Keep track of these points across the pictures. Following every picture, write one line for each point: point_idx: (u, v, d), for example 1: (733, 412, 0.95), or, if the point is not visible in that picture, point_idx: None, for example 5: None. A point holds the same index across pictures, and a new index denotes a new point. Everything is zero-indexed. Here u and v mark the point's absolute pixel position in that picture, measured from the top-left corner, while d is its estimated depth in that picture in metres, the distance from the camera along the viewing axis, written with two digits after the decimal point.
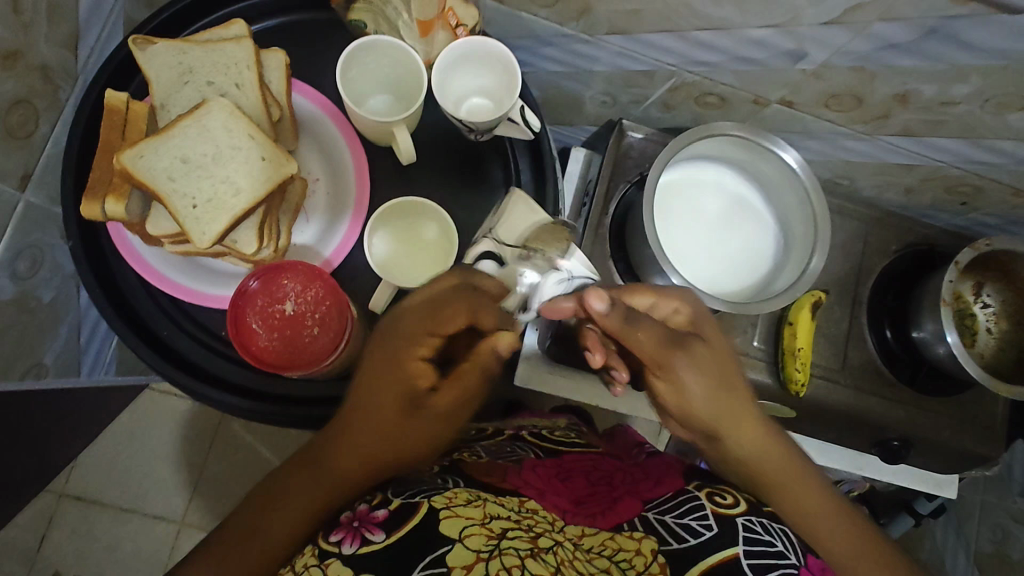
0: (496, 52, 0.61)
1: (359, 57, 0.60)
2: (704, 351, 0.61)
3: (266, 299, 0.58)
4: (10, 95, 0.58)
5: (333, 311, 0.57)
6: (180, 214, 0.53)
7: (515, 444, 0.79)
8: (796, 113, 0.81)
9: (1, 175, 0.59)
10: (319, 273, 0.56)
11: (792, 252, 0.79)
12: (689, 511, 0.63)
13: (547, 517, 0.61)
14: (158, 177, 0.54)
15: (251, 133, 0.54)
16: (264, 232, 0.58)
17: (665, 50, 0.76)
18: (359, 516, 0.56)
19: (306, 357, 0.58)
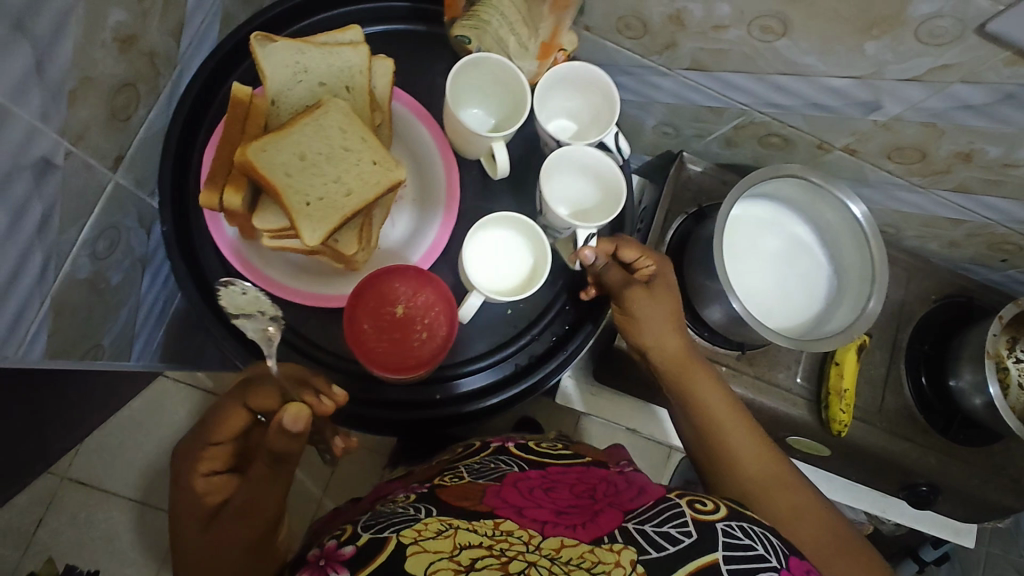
0: (603, 87, 0.64)
1: (466, 72, 0.62)
2: (656, 297, 0.66)
3: (379, 302, 0.61)
4: (119, 78, 0.58)
5: (442, 316, 0.61)
6: (296, 210, 0.56)
7: (496, 458, 0.77)
8: (858, 161, 0.84)
9: (99, 155, 0.59)
10: (431, 277, 0.61)
11: (847, 294, 0.81)
12: (670, 519, 0.55)
13: (519, 538, 0.54)
14: (277, 172, 0.56)
15: (365, 135, 0.58)
16: (363, 235, 0.60)
17: (741, 90, 0.78)
18: (326, 554, 0.58)
19: (413, 359, 0.60)
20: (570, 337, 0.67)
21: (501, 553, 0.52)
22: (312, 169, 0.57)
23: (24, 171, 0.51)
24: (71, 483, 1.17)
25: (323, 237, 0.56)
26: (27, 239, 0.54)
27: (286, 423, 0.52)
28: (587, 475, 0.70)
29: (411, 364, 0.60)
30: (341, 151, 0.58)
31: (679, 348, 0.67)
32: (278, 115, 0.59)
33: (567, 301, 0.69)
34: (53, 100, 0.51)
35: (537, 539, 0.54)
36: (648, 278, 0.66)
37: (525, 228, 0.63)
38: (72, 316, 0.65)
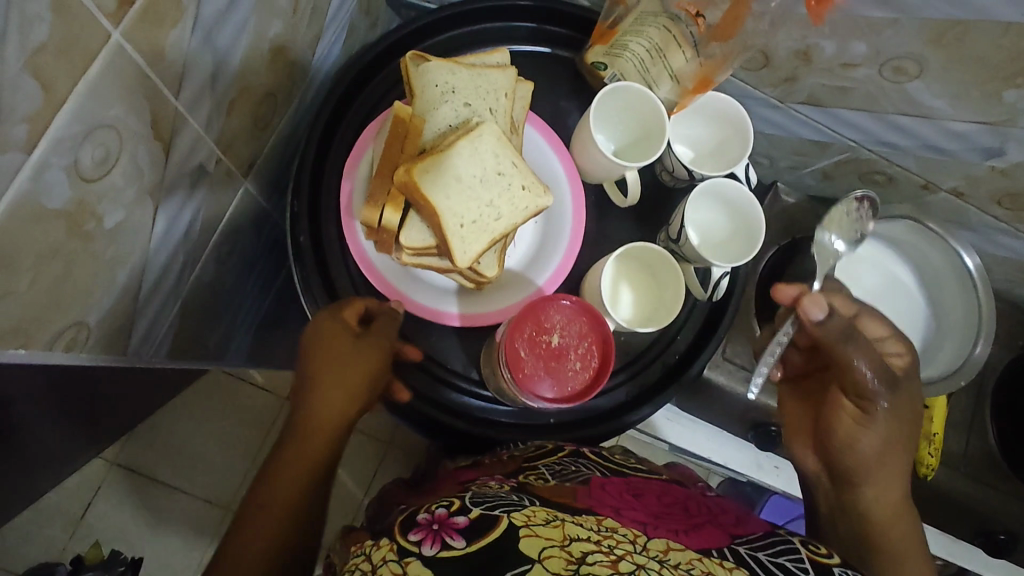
0: (738, 121, 0.64)
1: (606, 104, 0.63)
2: (902, 397, 0.60)
3: (535, 328, 0.56)
4: (266, 87, 0.58)
5: (595, 347, 0.57)
6: (452, 232, 0.57)
7: (576, 461, 0.62)
8: (962, 203, 0.83)
9: (239, 163, 0.60)
10: (588, 309, 0.57)
11: (948, 338, 0.80)
12: (781, 552, 0.51)
13: (625, 536, 0.49)
14: (437, 193, 0.57)
15: (515, 160, 0.59)
16: (500, 258, 0.63)
17: (854, 126, 0.77)
18: (437, 520, 0.50)
19: (564, 391, 0.56)
20: (684, 367, 0.67)
21: (611, 550, 0.46)
22: (467, 190, 0.58)
23: (184, 177, 0.51)
24: (118, 469, 1.18)
25: (471, 259, 0.58)
26: (175, 243, 0.55)
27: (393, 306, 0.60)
28: (671, 492, 0.62)
29: (561, 397, 0.56)
30: (495, 174, 0.59)
31: (894, 451, 0.59)
32: (431, 135, 0.60)
33: (680, 331, 0.67)
34: (217, 109, 0.51)
35: (643, 539, 0.50)
36: (901, 370, 0.61)
37: (657, 260, 0.62)
38: (191, 317, 0.65)
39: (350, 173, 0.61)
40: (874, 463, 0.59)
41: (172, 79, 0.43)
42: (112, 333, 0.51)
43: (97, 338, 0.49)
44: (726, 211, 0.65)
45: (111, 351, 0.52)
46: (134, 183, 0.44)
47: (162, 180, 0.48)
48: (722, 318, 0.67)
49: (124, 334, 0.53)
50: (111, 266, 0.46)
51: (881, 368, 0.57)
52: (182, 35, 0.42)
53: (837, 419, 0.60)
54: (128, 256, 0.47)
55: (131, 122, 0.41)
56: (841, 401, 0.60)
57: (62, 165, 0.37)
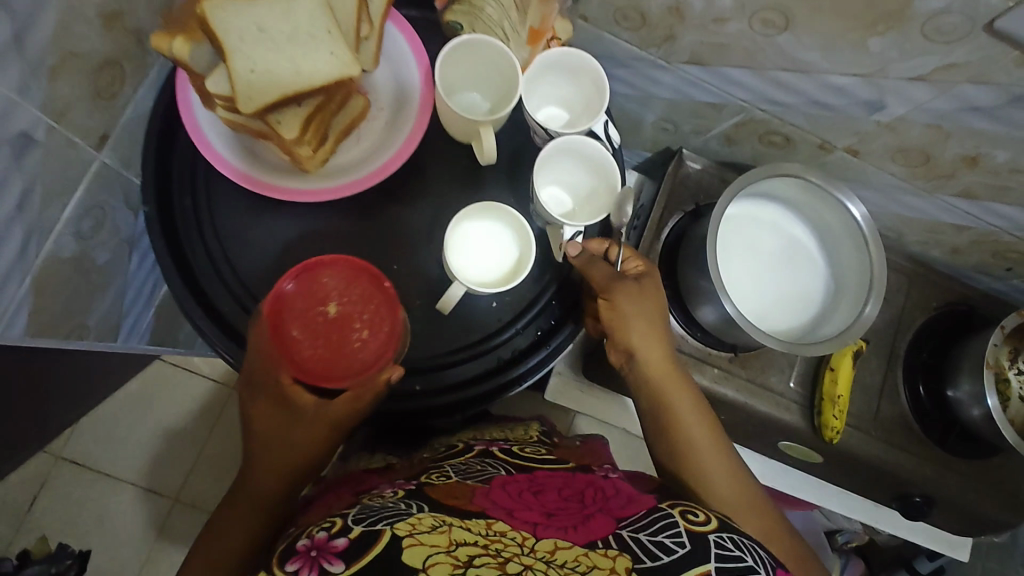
0: (594, 76, 0.63)
1: (455, 58, 0.60)
2: (640, 293, 0.63)
3: (308, 302, 0.60)
4: (104, 55, 0.57)
5: (382, 308, 0.60)
6: (234, 73, 0.51)
7: (482, 461, 0.65)
8: (860, 162, 0.82)
9: (82, 133, 0.59)
10: (362, 268, 0.60)
11: (844, 299, 0.79)
12: (663, 527, 0.48)
13: (513, 539, 0.45)
14: (230, 36, 0.51)
15: (329, 27, 0.54)
16: (310, 126, 0.56)
17: (742, 86, 0.76)
18: (317, 545, 0.48)
19: (355, 363, 0.60)
20: (555, 332, 0.66)
21: (497, 553, 0.43)
22: (268, 43, 0.52)
23: (4, 144, 0.50)
24: (63, 462, 1.11)
25: (259, 111, 0.52)
26: (8, 215, 0.53)
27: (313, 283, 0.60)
28: (577, 481, 0.59)
29: (352, 370, 0.60)
30: (304, 34, 0.53)
31: (655, 337, 0.63)
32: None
33: (555, 297, 0.67)
34: (33, 73, 0.50)
35: (531, 541, 0.45)
36: (639, 274, 0.64)
37: (509, 218, 0.62)
38: (55, 295, 0.64)
39: (195, 129, 0.60)
40: (641, 343, 0.63)
41: None
42: None
43: None
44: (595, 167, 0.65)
45: None
46: None
47: None
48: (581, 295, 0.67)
49: None
50: None
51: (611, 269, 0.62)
52: None
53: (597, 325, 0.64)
54: None
55: None
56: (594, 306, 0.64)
57: None
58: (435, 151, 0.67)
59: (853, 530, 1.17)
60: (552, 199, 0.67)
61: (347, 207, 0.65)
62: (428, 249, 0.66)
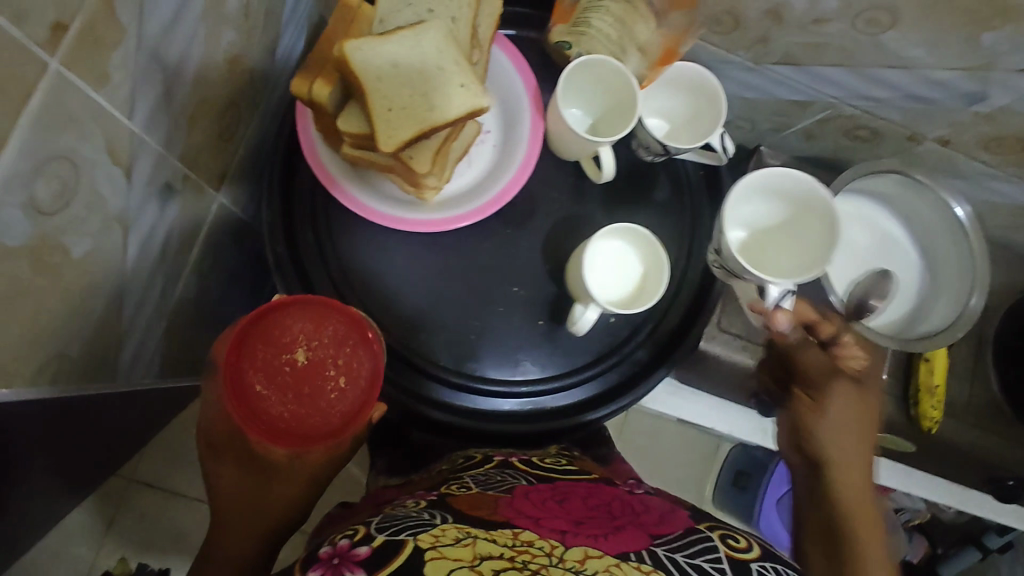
0: (710, 92, 0.62)
1: (573, 78, 0.61)
2: (855, 393, 0.57)
3: (273, 350, 0.50)
4: (228, 98, 0.58)
5: (359, 350, 0.52)
6: (376, 113, 0.51)
7: (503, 472, 0.61)
8: (949, 152, 0.81)
9: (207, 177, 0.59)
10: (333, 306, 0.52)
11: (942, 290, 0.79)
12: (702, 551, 0.48)
13: (542, 548, 0.44)
14: (368, 74, 0.51)
15: (458, 58, 0.54)
16: (438, 158, 0.57)
17: (834, 83, 0.75)
18: (339, 553, 0.45)
19: (333, 419, 0.51)
20: (671, 347, 0.67)
21: (523, 564, 0.41)
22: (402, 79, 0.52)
23: (152, 197, 0.51)
24: (139, 485, 1.00)
25: (397, 147, 0.52)
26: (150, 265, 0.54)
27: (277, 327, 0.51)
28: (603, 494, 0.58)
29: (328, 428, 0.51)
30: (435, 68, 0.53)
31: (859, 456, 0.56)
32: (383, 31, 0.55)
33: (668, 306, 0.68)
34: (176, 125, 0.51)
35: (559, 550, 0.44)
36: (860, 376, 0.58)
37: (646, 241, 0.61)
38: (179, 336, 0.65)
39: (321, 169, 0.60)
40: (835, 442, 0.56)
41: (122, 102, 0.43)
42: (95, 356, 0.52)
43: (82, 364, 0.50)
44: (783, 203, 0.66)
45: (92, 373, 0.53)
46: (98, 211, 0.44)
47: (129, 202, 0.48)
48: (690, 329, 0.67)
49: (108, 356, 0.54)
50: (83, 296, 0.46)
51: (825, 360, 0.58)
52: (127, 57, 0.41)
53: (795, 409, 0.59)
54: (101, 282, 0.47)
55: (85, 151, 0.41)
56: (799, 396, 0.59)
57: (14, 203, 0.36)
58: (542, 170, 0.68)
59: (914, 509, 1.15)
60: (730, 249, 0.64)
61: (462, 233, 0.66)
62: (543, 269, 0.66)
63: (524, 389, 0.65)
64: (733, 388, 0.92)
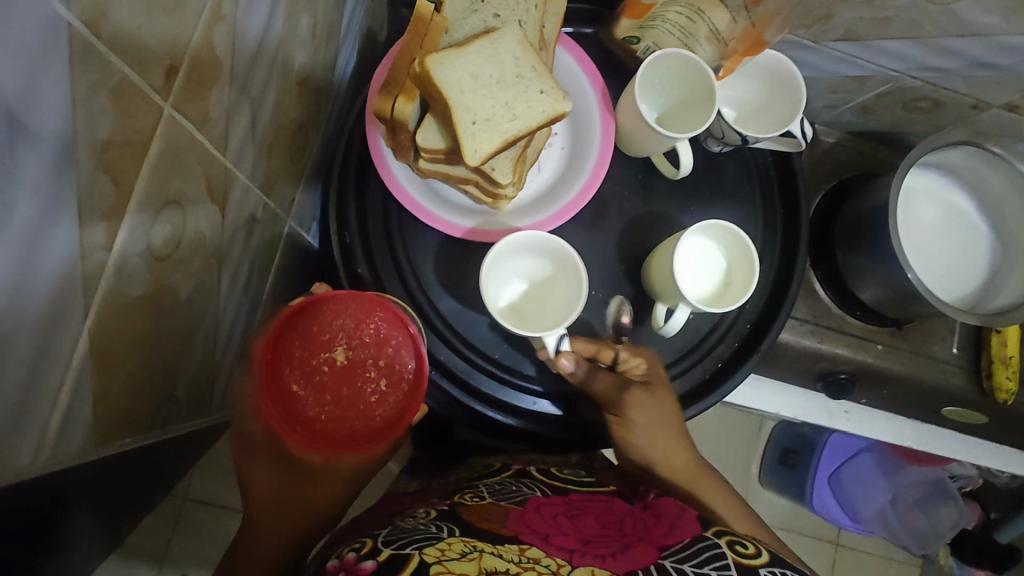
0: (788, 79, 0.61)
1: (649, 74, 0.59)
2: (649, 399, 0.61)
3: (311, 348, 0.49)
4: (297, 121, 0.57)
5: (399, 350, 0.50)
6: (461, 127, 0.50)
7: (518, 481, 0.61)
8: (1017, 118, 0.78)
9: (281, 201, 0.59)
10: (376, 304, 0.50)
11: (1019, 261, 0.77)
12: (709, 559, 0.45)
13: (549, 566, 0.41)
14: (450, 88, 0.50)
15: (535, 64, 0.52)
16: (516, 166, 0.56)
17: (897, 57, 0.73)
18: (345, 567, 0.46)
19: (372, 421, 0.49)
20: (759, 338, 0.65)
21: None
22: (483, 89, 0.51)
23: (239, 229, 0.50)
24: (192, 502, 0.94)
25: (483, 161, 0.51)
26: (238, 296, 0.54)
27: (316, 326, 0.50)
28: (613, 506, 0.57)
29: (367, 431, 0.49)
30: (513, 76, 0.52)
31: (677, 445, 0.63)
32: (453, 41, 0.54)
33: (751, 299, 0.66)
34: (258, 154, 0.50)
35: (567, 569, 0.41)
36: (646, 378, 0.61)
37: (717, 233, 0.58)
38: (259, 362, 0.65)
39: (395, 185, 0.59)
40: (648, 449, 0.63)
41: (218, 139, 0.42)
42: (195, 393, 0.51)
43: (186, 402, 0.50)
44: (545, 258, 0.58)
45: (193, 410, 0.53)
46: (200, 250, 0.43)
47: (223, 237, 0.47)
48: (771, 327, 0.65)
49: (205, 391, 0.54)
50: (188, 336, 0.46)
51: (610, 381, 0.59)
52: (222, 91, 0.40)
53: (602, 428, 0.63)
54: (202, 319, 0.47)
55: (191, 193, 0.40)
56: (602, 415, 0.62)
57: (137, 254, 0.36)
58: (612, 169, 0.66)
59: (967, 475, 1.15)
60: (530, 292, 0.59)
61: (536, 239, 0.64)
62: (620, 270, 0.65)
63: None
64: (800, 372, 0.91)
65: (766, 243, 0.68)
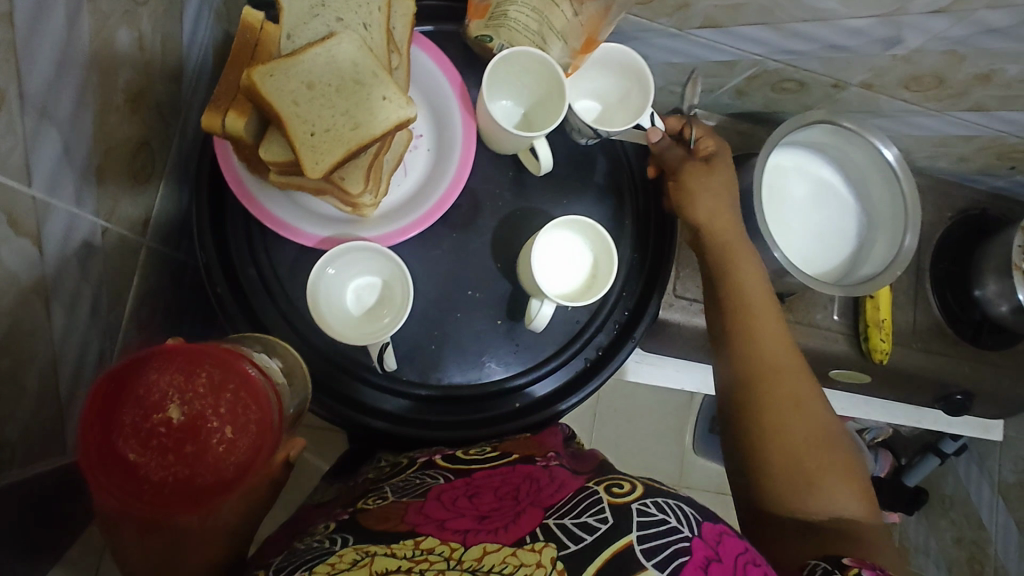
0: (636, 73, 0.62)
1: (498, 72, 0.60)
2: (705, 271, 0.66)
3: (133, 411, 0.40)
4: (135, 138, 0.54)
5: (242, 393, 0.44)
6: (298, 140, 0.49)
7: (424, 472, 0.58)
8: (873, 94, 0.83)
9: (129, 223, 0.56)
10: (206, 350, 0.43)
11: (880, 231, 0.82)
12: (586, 507, 0.45)
13: (441, 553, 0.42)
14: (284, 100, 0.50)
15: (377, 70, 0.52)
16: (370, 173, 0.56)
17: (756, 41, 0.75)
18: None
19: (226, 473, 0.42)
20: (634, 324, 0.67)
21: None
22: (320, 100, 0.51)
23: (71, 258, 0.48)
24: None
25: (327, 172, 0.51)
26: (83, 326, 0.52)
27: (138, 385, 0.41)
28: (514, 473, 0.55)
29: (223, 486, 0.42)
30: (353, 84, 0.51)
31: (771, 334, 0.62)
32: (292, 48, 0.53)
33: (623, 287, 0.68)
34: (84, 178, 0.47)
35: (458, 552, 0.42)
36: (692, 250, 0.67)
37: (587, 229, 0.61)
38: None
39: (249, 198, 0.57)
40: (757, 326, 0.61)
41: (16, 169, 0.39)
42: (39, 434, 0.49)
43: (28, 445, 0.48)
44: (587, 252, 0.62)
45: (41, 448, 0.50)
46: (11, 286, 0.41)
47: (45, 269, 0.45)
48: (643, 315, 0.67)
49: (53, 430, 0.51)
50: (14, 378, 0.44)
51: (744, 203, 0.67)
52: (11, 118, 0.38)
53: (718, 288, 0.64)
54: (31, 357, 0.45)
55: None
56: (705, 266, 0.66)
57: None
58: (481, 168, 0.66)
59: (879, 426, 1.20)
60: (366, 298, 0.59)
61: (410, 245, 0.64)
62: (496, 267, 0.65)
63: (486, 389, 0.64)
64: (698, 349, 0.94)
65: (639, 230, 0.70)
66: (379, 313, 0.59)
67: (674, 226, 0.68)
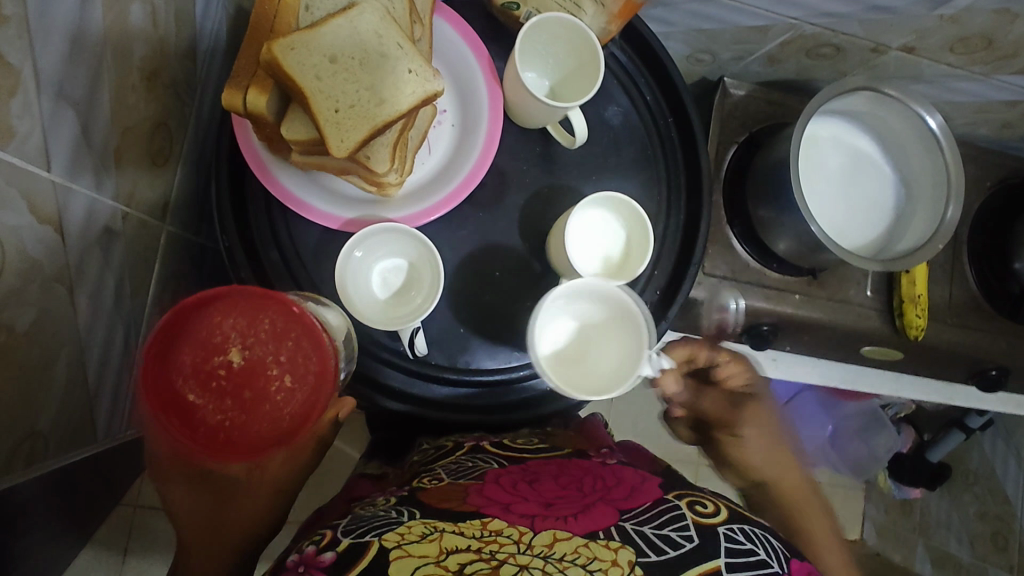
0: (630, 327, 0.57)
1: (529, 37, 0.57)
2: (740, 411, 0.71)
3: (197, 352, 0.41)
4: (152, 118, 0.52)
5: (303, 341, 0.44)
6: (323, 116, 0.47)
7: (474, 456, 0.57)
8: (915, 58, 0.79)
9: (148, 208, 0.55)
10: (268, 294, 0.43)
11: (920, 203, 0.79)
12: (668, 521, 0.45)
13: (511, 536, 0.41)
14: (306, 75, 0.48)
15: (401, 40, 0.50)
16: (395, 151, 0.54)
17: (794, 4, 0.71)
18: (305, 560, 0.42)
19: (282, 422, 0.42)
20: (667, 303, 0.65)
21: (491, 555, 0.39)
22: (344, 74, 0.49)
23: (94, 245, 0.46)
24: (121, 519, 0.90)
25: (352, 150, 0.49)
26: (108, 314, 0.51)
27: (202, 326, 0.42)
28: (573, 466, 0.54)
29: (276, 435, 0.42)
30: (377, 56, 0.49)
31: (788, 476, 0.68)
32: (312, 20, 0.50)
33: (657, 266, 0.65)
34: (103, 162, 0.46)
35: (528, 537, 0.41)
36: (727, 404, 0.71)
37: (630, 210, 0.59)
38: None
39: (269, 178, 0.55)
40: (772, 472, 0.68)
41: (35, 153, 0.38)
42: (69, 423, 0.49)
43: (59, 436, 0.48)
44: (591, 302, 0.58)
45: (71, 437, 0.50)
46: (35, 275, 0.40)
47: (68, 256, 0.43)
48: (677, 294, 0.65)
49: (82, 418, 0.51)
50: (41, 368, 0.43)
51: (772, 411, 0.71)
52: (28, 101, 0.36)
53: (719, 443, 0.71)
54: (58, 346, 0.44)
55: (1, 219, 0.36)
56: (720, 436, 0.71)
57: None
58: (506, 144, 0.64)
59: (901, 403, 1.16)
60: (393, 278, 0.58)
61: (436, 226, 0.62)
62: (524, 247, 0.63)
63: (514, 373, 0.62)
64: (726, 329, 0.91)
65: (672, 206, 0.67)
66: (408, 294, 0.58)
67: (708, 201, 0.65)
